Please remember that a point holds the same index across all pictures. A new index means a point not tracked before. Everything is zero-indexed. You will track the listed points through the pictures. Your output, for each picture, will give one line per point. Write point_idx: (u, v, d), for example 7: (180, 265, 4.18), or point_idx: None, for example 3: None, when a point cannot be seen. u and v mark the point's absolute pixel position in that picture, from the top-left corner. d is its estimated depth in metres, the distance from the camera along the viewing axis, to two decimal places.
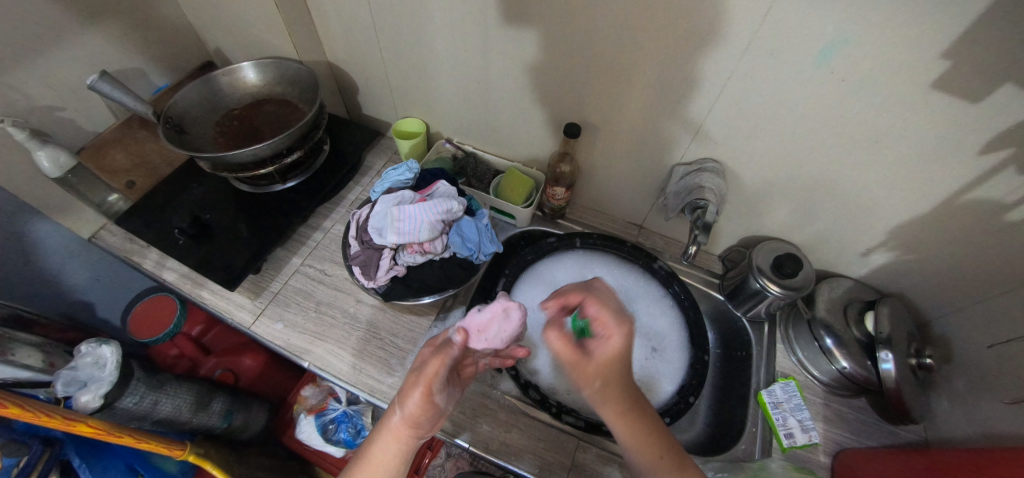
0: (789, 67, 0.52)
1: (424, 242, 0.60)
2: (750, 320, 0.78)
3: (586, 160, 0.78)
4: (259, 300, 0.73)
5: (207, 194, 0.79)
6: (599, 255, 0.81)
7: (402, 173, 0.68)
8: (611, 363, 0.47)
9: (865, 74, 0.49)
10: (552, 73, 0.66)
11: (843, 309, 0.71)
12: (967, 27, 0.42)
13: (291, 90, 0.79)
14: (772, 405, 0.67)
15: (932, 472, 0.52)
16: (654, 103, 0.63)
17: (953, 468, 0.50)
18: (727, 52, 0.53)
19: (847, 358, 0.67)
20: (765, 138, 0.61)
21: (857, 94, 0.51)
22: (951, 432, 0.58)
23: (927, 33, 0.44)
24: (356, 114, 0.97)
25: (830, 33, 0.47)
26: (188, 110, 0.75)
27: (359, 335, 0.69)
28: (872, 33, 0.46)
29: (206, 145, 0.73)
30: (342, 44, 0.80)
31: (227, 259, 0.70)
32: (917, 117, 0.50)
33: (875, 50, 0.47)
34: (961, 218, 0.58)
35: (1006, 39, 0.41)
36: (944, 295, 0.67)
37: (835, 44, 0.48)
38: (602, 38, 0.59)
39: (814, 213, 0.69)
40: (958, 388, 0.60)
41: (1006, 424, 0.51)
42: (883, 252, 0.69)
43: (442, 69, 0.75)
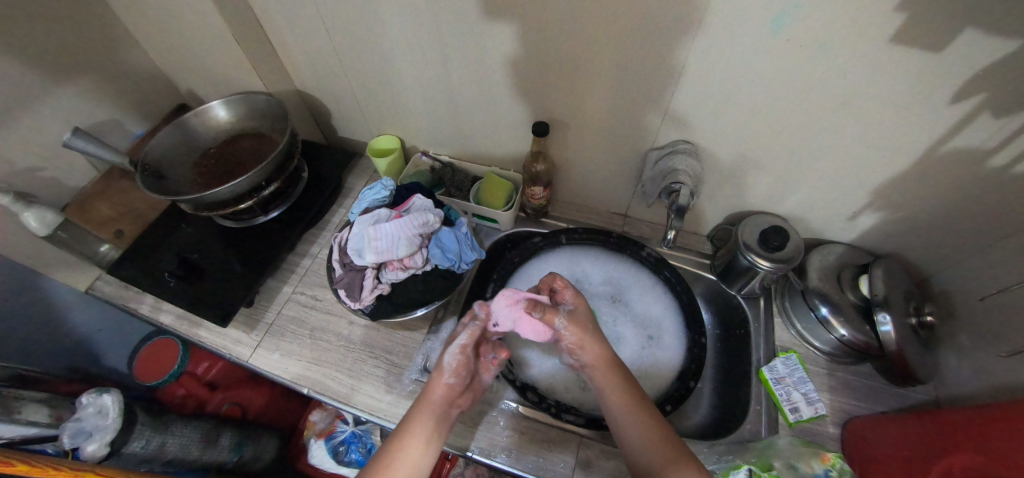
0: (746, 38, 0.51)
1: (403, 258, 0.60)
2: (746, 297, 0.77)
3: (562, 157, 0.77)
4: (255, 333, 0.73)
5: (194, 235, 0.80)
6: (587, 249, 0.80)
7: (377, 192, 0.68)
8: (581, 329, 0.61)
9: (823, 38, 0.48)
10: (515, 74, 0.66)
11: (836, 276, 0.70)
12: None
13: (262, 122, 0.80)
14: (775, 381, 0.67)
15: (940, 433, 0.51)
16: (619, 93, 0.63)
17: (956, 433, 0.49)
18: (682, 34, 0.53)
19: (846, 326, 0.66)
20: (734, 115, 0.61)
21: (818, 56, 0.50)
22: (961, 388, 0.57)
23: None
24: (332, 138, 0.97)
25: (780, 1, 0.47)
26: (165, 153, 0.76)
27: (355, 355, 0.70)
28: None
29: (186, 187, 0.74)
30: (309, 71, 0.80)
31: (218, 296, 0.72)
32: (882, 72, 0.49)
33: (827, 13, 0.46)
34: (944, 170, 0.57)
35: None
36: (937, 248, 0.66)
37: (787, 11, 0.47)
38: (558, 33, 0.58)
39: (796, 183, 0.68)
40: (964, 343, 0.59)
41: (1011, 374, 0.50)
42: (870, 214, 0.68)
43: (409, 83, 0.75)
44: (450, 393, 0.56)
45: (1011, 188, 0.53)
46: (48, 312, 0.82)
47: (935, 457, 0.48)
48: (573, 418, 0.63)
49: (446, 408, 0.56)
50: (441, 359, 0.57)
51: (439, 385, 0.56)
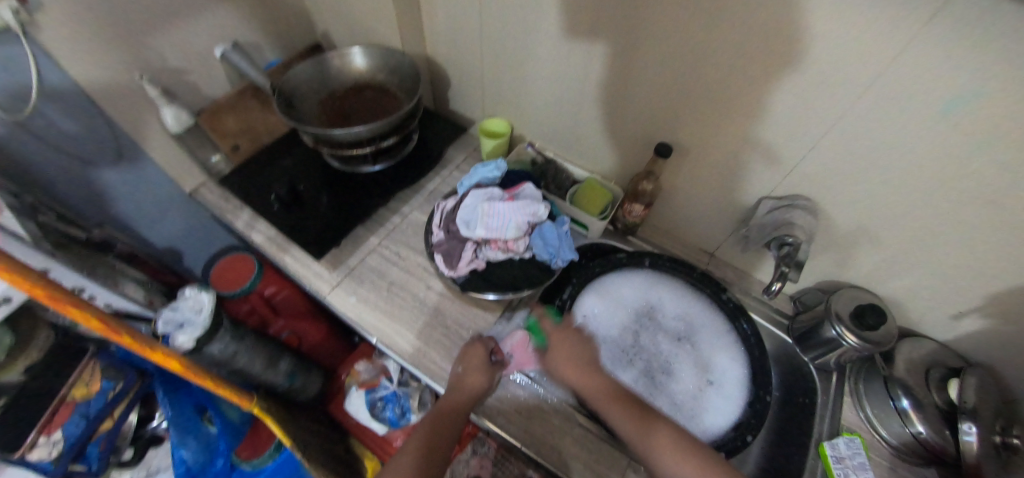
0: (908, 112, 0.49)
1: (509, 240, 0.62)
2: (818, 368, 0.75)
3: (667, 181, 0.78)
4: (336, 273, 0.77)
5: (301, 168, 0.84)
6: (667, 278, 0.80)
7: (491, 171, 0.70)
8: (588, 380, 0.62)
9: (992, 136, 0.46)
10: (648, 93, 0.67)
11: (924, 372, 0.68)
12: None
13: (391, 79, 0.83)
14: (834, 459, 0.65)
15: None
16: (750, 134, 0.63)
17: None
18: (840, 95, 0.52)
19: (924, 423, 0.64)
20: (866, 185, 0.59)
21: (978, 151, 0.48)
22: None
23: None
24: (442, 108, 1.00)
25: (959, 87, 0.45)
26: (299, 85, 0.80)
27: (426, 318, 0.72)
28: (1008, 94, 0.43)
29: (311, 121, 0.78)
30: (446, 43, 0.84)
31: (314, 229, 0.76)
32: None
33: (1006, 108, 0.44)
34: None
35: None
36: None
37: (962, 98, 0.45)
38: (709, 61, 0.58)
39: (906, 267, 0.66)
40: None
41: None
42: (976, 318, 0.65)
43: (539, 75, 0.77)
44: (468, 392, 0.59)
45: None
46: (153, 202, 0.89)
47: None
48: None
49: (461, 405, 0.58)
50: (471, 350, 0.63)
51: (465, 379, 0.60)
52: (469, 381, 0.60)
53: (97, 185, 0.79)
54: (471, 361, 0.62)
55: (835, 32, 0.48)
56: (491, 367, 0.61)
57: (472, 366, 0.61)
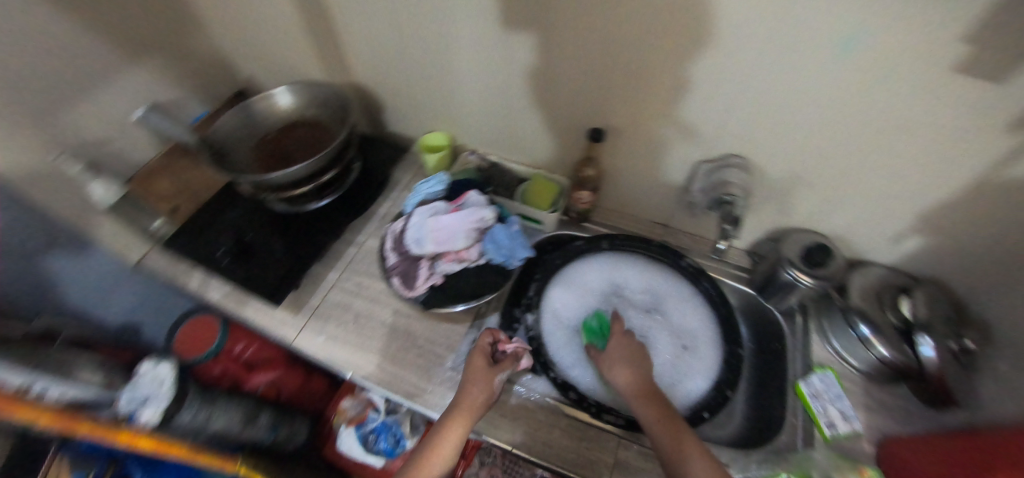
0: (810, 58, 0.52)
1: (461, 249, 0.63)
2: (782, 313, 0.78)
3: (610, 164, 0.79)
4: (300, 316, 0.75)
5: (246, 217, 0.82)
6: (627, 256, 0.81)
7: (433, 186, 0.71)
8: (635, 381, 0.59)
9: (889, 65, 0.50)
10: (571, 81, 0.69)
11: (876, 296, 0.71)
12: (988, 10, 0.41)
13: (322, 111, 0.81)
14: (812, 395, 0.68)
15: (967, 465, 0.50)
16: (673, 104, 0.65)
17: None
18: (747, 51, 0.55)
19: (886, 345, 0.66)
20: (787, 133, 0.62)
21: (878, 80, 0.51)
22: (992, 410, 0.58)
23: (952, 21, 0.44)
24: (380, 132, 1.00)
25: (848, 25, 0.48)
26: (228, 134, 0.77)
27: (398, 343, 0.72)
28: (890, 25, 0.46)
29: (247, 169, 0.75)
30: (370, 68, 0.84)
31: (271, 276, 0.75)
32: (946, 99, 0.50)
33: (895, 37, 0.47)
34: (1000, 198, 0.58)
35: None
36: (975, 269, 0.67)
37: (854, 36, 0.48)
38: (620, 42, 0.60)
39: (841, 203, 0.69)
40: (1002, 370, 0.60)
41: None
42: (914, 237, 0.69)
43: (466, 83, 0.78)
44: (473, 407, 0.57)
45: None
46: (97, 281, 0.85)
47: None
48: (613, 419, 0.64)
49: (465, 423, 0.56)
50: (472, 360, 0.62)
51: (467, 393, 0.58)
52: (471, 394, 0.58)
53: (30, 273, 0.76)
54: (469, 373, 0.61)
55: None
56: (491, 373, 0.60)
57: (473, 380, 0.60)
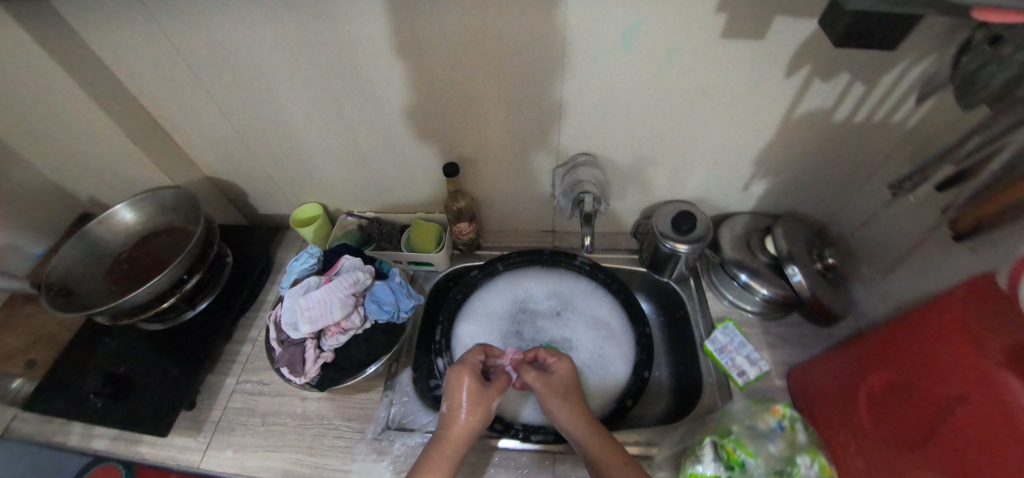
0: (610, 54, 0.57)
1: (340, 321, 0.61)
2: (678, 281, 0.83)
3: (479, 189, 0.82)
4: (201, 436, 0.69)
5: (118, 347, 0.74)
6: (523, 271, 0.84)
7: (305, 261, 0.69)
8: (567, 379, 0.61)
9: (670, 45, 0.55)
10: (412, 124, 0.70)
11: (746, 243, 0.77)
12: None
13: (175, 216, 0.78)
14: (718, 351, 0.72)
15: (865, 376, 0.53)
16: (513, 121, 0.68)
17: (947, 341, 0.42)
18: (554, 62, 0.59)
19: (765, 286, 0.72)
20: (619, 122, 0.67)
21: (671, 61, 0.57)
22: (873, 313, 0.69)
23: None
24: (254, 218, 0.97)
25: (626, 21, 0.53)
26: (71, 269, 0.71)
27: (314, 430, 0.68)
28: (658, 14, 0.52)
29: (101, 300, 0.70)
30: (217, 159, 0.82)
31: (156, 405, 0.68)
32: (731, 62, 0.57)
33: (669, 25, 0.53)
34: (806, 130, 0.65)
35: None
36: (811, 192, 0.77)
37: (633, 29, 0.54)
38: (440, 80, 0.62)
39: (688, 170, 0.75)
40: (866, 275, 0.71)
41: (911, 293, 0.61)
42: (759, 182, 0.76)
43: (316, 151, 0.77)
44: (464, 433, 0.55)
45: (865, 130, 0.63)
46: None
47: (903, 395, 0.47)
48: (542, 437, 0.65)
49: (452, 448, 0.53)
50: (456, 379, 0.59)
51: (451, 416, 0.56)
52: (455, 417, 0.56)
53: None
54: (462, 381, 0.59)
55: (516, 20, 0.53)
56: (478, 390, 0.58)
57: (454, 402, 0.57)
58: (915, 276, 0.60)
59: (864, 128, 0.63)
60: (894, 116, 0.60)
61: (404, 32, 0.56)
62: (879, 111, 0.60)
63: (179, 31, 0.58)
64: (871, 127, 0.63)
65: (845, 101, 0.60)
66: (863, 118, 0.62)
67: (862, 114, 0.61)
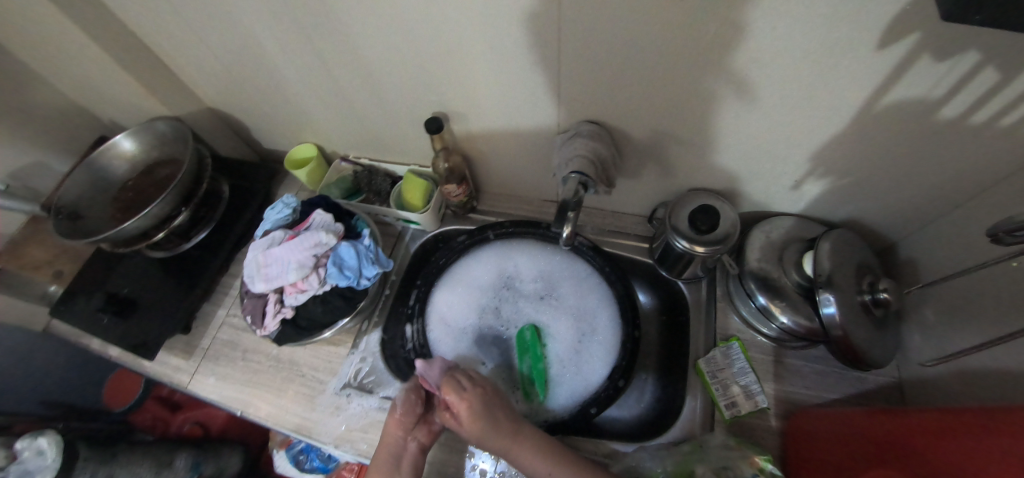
0: (620, 1, 0.42)
1: (296, 281, 0.59)
2: (687, 281, 0.72)
3: (472, 148, 0.74)
4: (192, 360, 0.75)
5: (128, 267, 0.80)
6: (517, 243, 0.77)
7: (280, 211, 0.67)
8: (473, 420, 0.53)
9: None
10: (392, 70, 0.61)
11: (780, 253, 0.63)
12: None
13: (172, 147, 0.78)
14: (711, 373, 0.62)
15: (860, 462, 0.42)
16: (504, 77, 0.57)
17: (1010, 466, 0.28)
18: (546, 8, 0.45)
19: (786, 313, 0.59)
20: (634, 89, 0.54)
21: (706, 14, 0.41)
22: (923, 369, 0.55)
23: None
24: (261, 151, 0.97)
25: None
26: (81, 195, 0.76)
27: (284, 374, 0.71)
28: None
29: (103, 225, 0.74)
30: (212, 91, 0.79)
31: (145, 330, 0.73)
32: (795, 23, 0.40)
33: None
34: (893, 125, 0.48)
35: None
36: (885, 203, 0.59)
37: None
38: (413, 22, 0.51)
39: (721, 156, 0.61)
40: (928, 319, 0.56)
41: (976, 361, 0.46)
42: (815, 182, 0.60)
43: (301, 91, 0.72)
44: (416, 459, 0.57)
45: (983, 137, 0.44)
46: None
47: None
48: None
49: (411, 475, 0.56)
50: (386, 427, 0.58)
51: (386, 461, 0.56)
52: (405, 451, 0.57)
53: None
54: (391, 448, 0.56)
55: None
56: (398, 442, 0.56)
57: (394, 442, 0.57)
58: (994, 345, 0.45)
59: (981, 134, 0.44)
60: None
61: None
62: (1012, 111, 0.41)
63: None
64: (993, 133, 0.44)
65: (966, 92, 0.41)
66: (985, 119, 0.43)
67: (983, 113, 0.42)
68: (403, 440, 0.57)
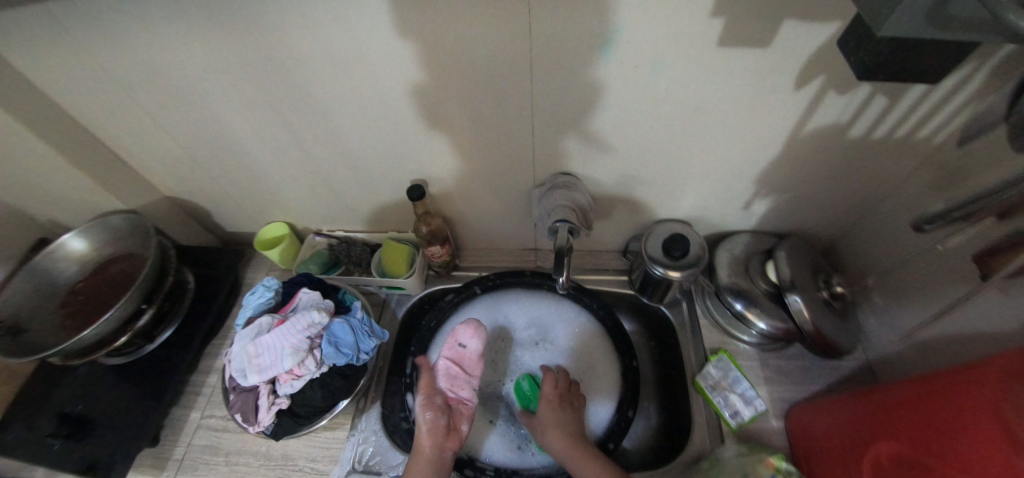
0: (586, 67, 0.49)
1: (292, 368, 0.56)
2: (669, 305, 0.78)
3: (451, 208, 0.76)
4: (165, 475, 0.66)
5: (80, 381, 0.71)
6: (504, 293, 0.78)
7: (262, 295, 0.64)
8: None
9: (655, 55, 0.47)
10: (372, 143, 0.64)
11: (745, 266, 0.70)
12: None
13: (131, 242, 0.74)
14: (710, 388, 0.66)
15: (870, 444, 0.46)
16: (482, 139, 0.61)
17: (975, 420, 0.35)
18: (521, 76, 0.51)
19: (763, 319, 0.66)
20: (601, 140, 0.60)
21: (658, 72, 0.49)
22: (885, 349, 0.63)
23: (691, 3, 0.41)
24: (223, 235, 0.93)
25: (601, 28, 0.45)
26: (23, 303, 0.68)
27: (279, 471, 0.65)
28: (638, 21, 0.44)
29: (52, 338, 0.67)
30: (173, 180, 0.76)
31: (113, 446, 0.65)
32: (729, 74, 0.48)
33: (651, 33, 0.45)
34: (814, 148, 0.57)
35: None
36: (819, 213, 0.69)
37: (610, 37, 0.45)
38: (396, 97, 0.56)
39: (681, 189, 0.68)
40: (878, 304, 0.65)
41: (933, 332, 0.54)
42: (761, 201, 0.69)
43: (274, 172, 0.72)
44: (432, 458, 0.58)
45: (882, 149, 0.55)
46: None
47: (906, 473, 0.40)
48: None
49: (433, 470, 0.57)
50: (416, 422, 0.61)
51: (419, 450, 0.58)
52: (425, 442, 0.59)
53: None
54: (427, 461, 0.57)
55: (475, 29, 0.46)
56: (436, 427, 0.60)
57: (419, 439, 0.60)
58: (938, 317, 0.53)
59: (882, 146, 0.55)
60: (919, 132, 0.52)
61: (348, 47, 0.49)
62: (901, 127, 0.52)
63: (101, 48, 0.51)
64: (891, 145, 0.54)
65: (864, 115, 0.51)
66: (883, 135, 0.53)
67: (881, 131, 0.53)
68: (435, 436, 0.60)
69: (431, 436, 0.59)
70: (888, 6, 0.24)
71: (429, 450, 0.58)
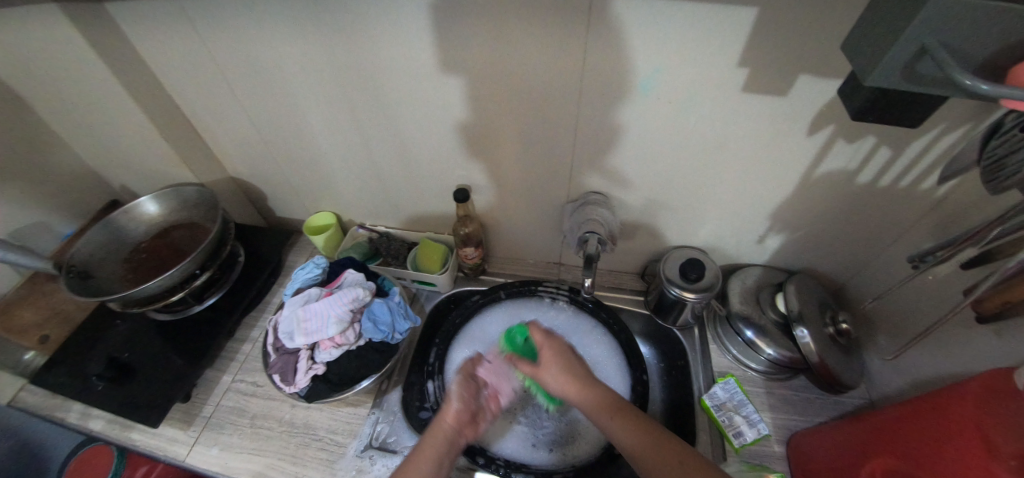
0: (627, 98, 0.57)
1: (334, 336, 0.62)
2: (681, 329, 0.81)
3: (485, 215, 0.83)
4: (191, 430, 0.70)
5: (129, 331, 0.77)
6: (525, 300, 0.83)
7: (310, 271, 0.70)
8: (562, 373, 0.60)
9: (689, 92, 0.54)
10: (427, 148, 0.71)
11: (756, 297, 0.75)
12: (746, 40, 0.47)
13: (195, 212, 0.82)
14: (716, 407, 0.69)
15: (864, 461, 0.49)
16: (527, 153, 0.69)
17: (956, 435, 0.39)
18: (570, 101, 0.59)
19: (771, 346, 0.70)
20: (633, 165, 0.67)
21: (689, 108, 0.57)
22: (887, 387, 0.66)
23: (723, 51, 0.49)
24: (272, 219, 1.01)
25: (644, 66, 0.53)
26: (93, 253, 0.76)
27: (299, 439, 0.68)
28: (675, 64, 0.51)
29: (116, 287, 0.73)
30: (241, 162, 0.85)
31: (150, 394, 0.69)
32: (751, 116, 0.56)
33: (686, 73, 0.52)
34: (824, 190, 0.64)
35: (782, 40, 0.46)
36: (829, 253, 0.74)
37: (651, 75, 0.53)
38: (459, 109, 0.63)
39: (700, 218, 0.74)
40: (882, 343, 0.68)
41: (929, 371, 0.58)
42: (774, 236, 0.74)
43: (333, 164, 0.80)
44: (459, 420, 0.59)
45: (887, 197, 0.61)
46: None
47: None
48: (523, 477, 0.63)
49: (457, 434, 0.58)
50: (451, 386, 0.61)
51: (449, 412, 0.59)
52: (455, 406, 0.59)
53: None
54: (441, 439, 0.56)
55: (538, 58, 0.54)
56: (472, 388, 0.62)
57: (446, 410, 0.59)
58: (934, 355, 0.57)
59: (887, 194, 0.61)
60: (920, 184, 0.58)
61: (427, 61, 0.57)
62: (903, 178, 0.58)
63: (218, 41, 0.61)
64: (894, 194, 0.61)
65: (870, 164, 0.58)
66: (888, 184, 0.60)
67: (886, 180, 0.59)
68: (466, 406, 0.60)
69: (454, 420, 0.58)
70: (876, 60, 0.31)
71: (447, 430, 0.58)
